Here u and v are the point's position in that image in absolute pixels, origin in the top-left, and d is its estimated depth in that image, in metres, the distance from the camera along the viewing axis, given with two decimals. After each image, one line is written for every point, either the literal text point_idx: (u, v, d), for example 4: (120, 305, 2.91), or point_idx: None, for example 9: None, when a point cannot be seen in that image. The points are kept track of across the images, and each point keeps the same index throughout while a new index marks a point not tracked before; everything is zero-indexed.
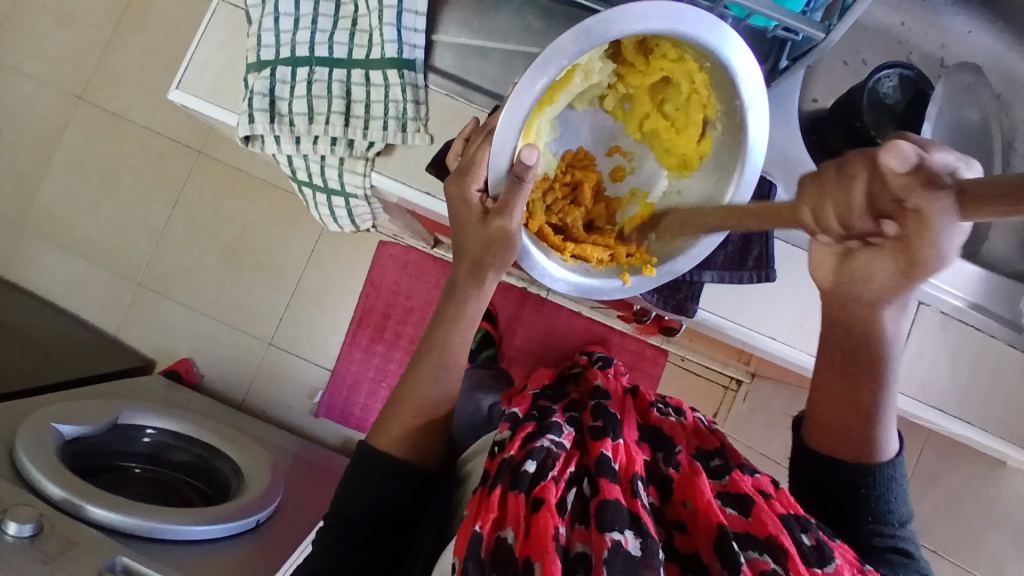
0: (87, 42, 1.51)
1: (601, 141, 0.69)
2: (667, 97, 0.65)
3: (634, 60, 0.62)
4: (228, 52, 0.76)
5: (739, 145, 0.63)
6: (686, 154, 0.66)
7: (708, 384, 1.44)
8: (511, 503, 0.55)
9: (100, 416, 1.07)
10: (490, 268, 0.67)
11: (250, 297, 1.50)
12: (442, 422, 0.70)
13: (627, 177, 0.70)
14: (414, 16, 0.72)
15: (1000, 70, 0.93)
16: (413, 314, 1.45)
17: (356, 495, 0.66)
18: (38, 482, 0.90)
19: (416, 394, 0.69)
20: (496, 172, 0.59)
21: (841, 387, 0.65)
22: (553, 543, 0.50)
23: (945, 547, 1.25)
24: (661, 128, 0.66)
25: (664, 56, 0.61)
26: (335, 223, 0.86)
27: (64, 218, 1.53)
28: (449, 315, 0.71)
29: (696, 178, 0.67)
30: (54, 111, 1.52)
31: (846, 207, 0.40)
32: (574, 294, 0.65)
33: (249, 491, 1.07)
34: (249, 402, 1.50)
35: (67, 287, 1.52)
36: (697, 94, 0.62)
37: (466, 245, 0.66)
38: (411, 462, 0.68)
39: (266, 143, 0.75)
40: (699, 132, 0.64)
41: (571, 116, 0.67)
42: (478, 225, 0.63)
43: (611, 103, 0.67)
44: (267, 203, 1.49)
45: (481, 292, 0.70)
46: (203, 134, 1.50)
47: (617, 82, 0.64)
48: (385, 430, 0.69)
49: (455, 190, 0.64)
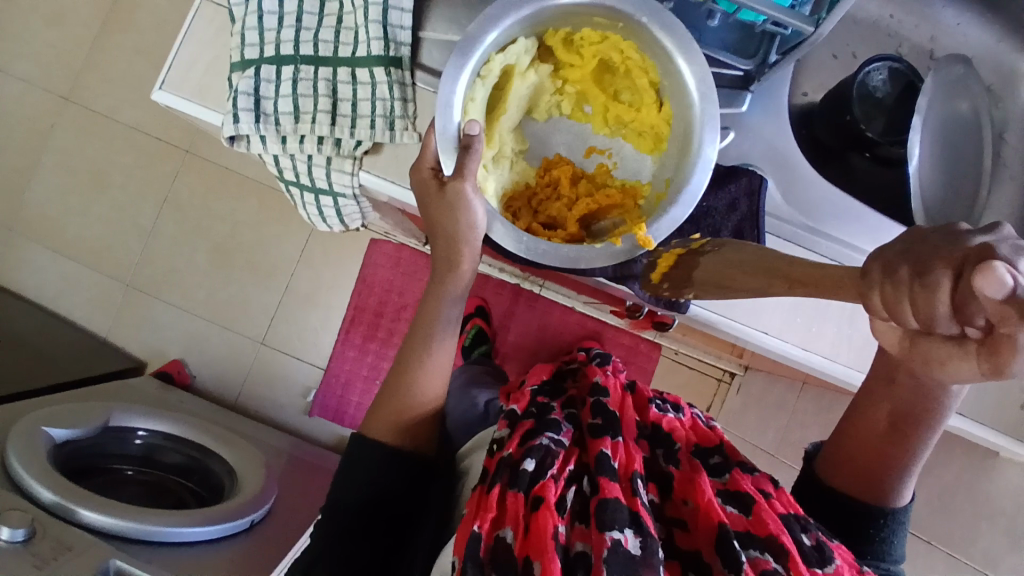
0: (72, 41, 1.49)
1: (575, 146, 0.70)
2: (619, 87, 0.68)
3: (566, 57, 0.66)
4: (211, 51, 0.75)
5: (684, 90, 0.62)
6: (653, 125, 0.66)
7: (702, 378, 1.45)
8: (511, 501, 0.55)
9: (91, 419, 1.06)
10: (463, 238, 0.66)
11: (242, 297, 1.49)
12: (430, 411, 0.71)
13: (612, 173, 0.69)
14: (401, 12, 0.71)
15: (992, 63, 0.90)
16: (406, 312, 1.45)
17: (352, 485, 0.67)
18: (29, 486, 0.89)
19: (403, 383, 0.71)
20: (446, 144, 0.61)
21: (886, 429, 0.66)
22: (552, 543, 0.50)
23: (939, 538, 1.25)
24: (624, 114, 0.68)
25: (586, 40, 0.64)
26: (324, 223, 0.84)
27: (52, 219, 1.51)
28: (428, 301, 0.73)
29: (670, 152, 0.65)
30: (39, 111, 1.50)
31: (926, 312, 0.36)
32: (562, 265, 0.63)
33: (243, 492, 1.06)
34: (242, 402, 1.49)
35: (56, 290, 1.51)
36: (630, 60, 0.64)
37: (438, 224, 0.66)
38: (403, 448, 0.68)
39: (252, 143, 0.73)
40: (653, 98, 0.65)
41: (536, 126, 0.70)
42: (439, 194, 0.64)
43: (568, 107, 0.69)
44: (258, 202, 1.48)
45: (459, 275, 0.71)
46: (191, 133, 1.49)
47: (564, 84, 0.68)
48: (375, 419, 0.70)
49: (417, 177, 0.66)
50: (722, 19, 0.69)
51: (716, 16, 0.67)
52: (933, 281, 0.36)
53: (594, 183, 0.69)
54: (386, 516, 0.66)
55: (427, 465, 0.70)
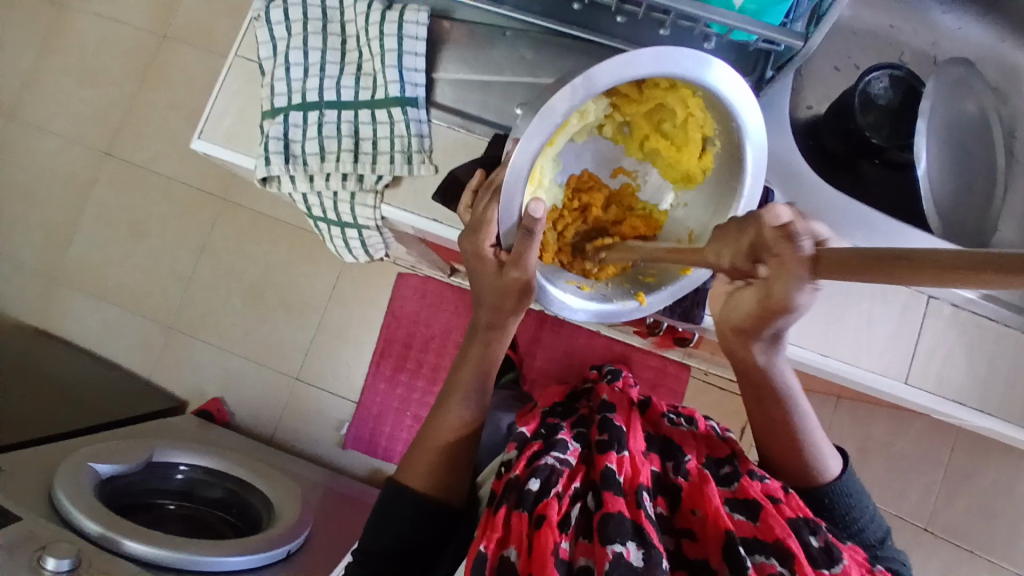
0: (113, 100, 1.60)
1: (604, 165, 0.69)
2: (664, 118, 0.64)
3: (627, 92, 0.62)
4: (243, 101, 0.81)
5: (739, 162, 0.62)
6: (689, 170, 0.66)
7: (733, 397, 1.43)
8: (515, 521, 0.58)
9: (134, 455, 1.11)
10: (511, 312, 0.70)
11: (277, 335, 1.54)
12: (467, 459, 0.71)
13: (636, 195, 0.70)
14: (415, 56, 0.76)
15: (996, 63, 0.93)
16: (433, 342, 1.48)
17: (383, 531, 0.67)
18: (76, 519, 0.94)
19: (442, 428, 0.71)
20: (506, 226, 0.61)
21: (761, 407, 0.68)
22: (551, 560, 0.53)
23: (983, 548, 1.23)
24: (662, 148, 0.66)
25: (656, 85, 0.61)
26: (350, 254, 0.89)
27: (96, 267, 1.60)
28: (472, 355, 0.74)
29: (700, 190, 0.67)
30: (85, 167, 1.61)
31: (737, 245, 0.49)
32: (595, 322, 0.67)
33: (279, 523, 1.09)
34: (279, 437, 1.53)
35: (100, 333, 1.59)
36: (693, 117, 0.62)
37: (482, 291, 0.69)
38: (436, 498, 0.68)
39: (282, 183, 0.79)
40: (699, 149, 0.64)
41: (573, 147, 0.66)
42: (496, 274, 0.66)
43: (609, 129, 0.67)
44: (288, 242, 1.54)
45: (503, 332, 0.73)
46: (226, 181, 1.57)
47: (614, 111, 0.64)
48: (411, 467, 0.69)
49: (467, 244, 0.65)
50: (716, 44, 0.71)
51: (710, 39, 0.70)
52: (746, 226, 0.49)
53: (621, 206, 0.70)
54: (416, 560, 0.68)
55: (458, 511, 0.70)
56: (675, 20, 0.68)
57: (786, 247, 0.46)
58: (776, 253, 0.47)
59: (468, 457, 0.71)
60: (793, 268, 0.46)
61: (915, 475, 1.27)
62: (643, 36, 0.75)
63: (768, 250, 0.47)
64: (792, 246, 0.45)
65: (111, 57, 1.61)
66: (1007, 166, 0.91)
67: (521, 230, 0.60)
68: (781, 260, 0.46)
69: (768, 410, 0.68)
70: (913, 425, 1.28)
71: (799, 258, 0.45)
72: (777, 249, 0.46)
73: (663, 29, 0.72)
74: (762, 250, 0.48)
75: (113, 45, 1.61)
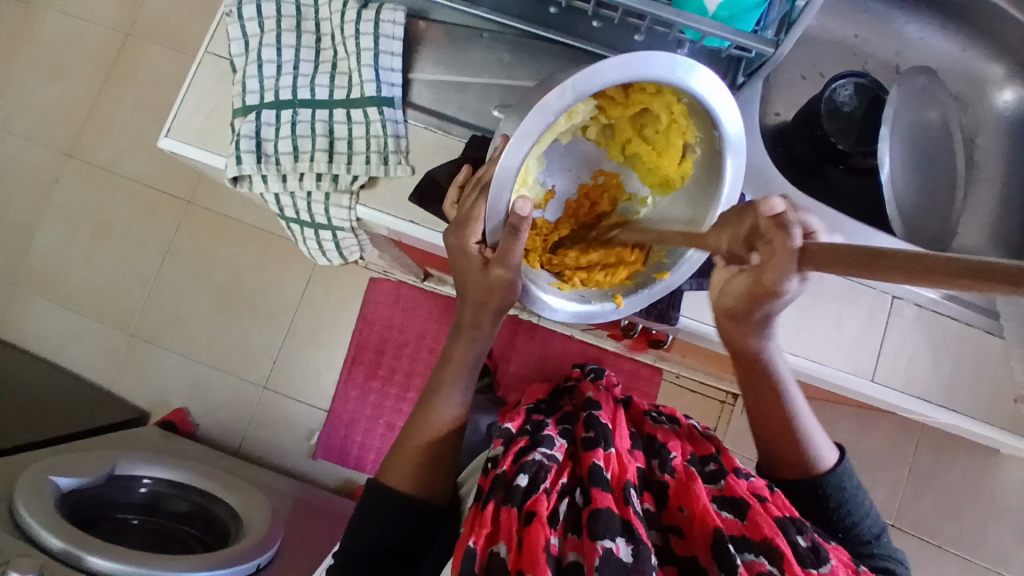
0: (73, 99, 1.55)
1: (586, 167, 0.69)
2: (646, 122, 0.65)
3: (615, 96, 0.61)
4: (215, 97, 0.79)
5: (718, 171, 0.63)
6: (668, 175, 0.66)
7: (706, 400, 1.44)
8: (504, 517, 0.57)
9: (96, 466, 1.07)
10: (492, 311, 0.69)
11: (245, 341, 1.50)
12: (449, 460, 0.70)
13: (622, 186, 0.70)
14: (391, 56, 0.76)
15: (956, 72, 0.96)
16: (407, 348, 1.47)
17: (364, 532, 0.66)
18: (37, 533, 0.89)
19: (424, 431, 0.69)
20: (492, 223, 0.61)
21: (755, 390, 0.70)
22: (542, 556, 0.52)
23: (947, 542, 1.28)
24: (643, 153, 0.66)
25: (642, 90, 0.60)
26: (324, 256, 0.88)
27: (54, 272, 1.54)
28: (452, 356, 0.72)
29: (677, 197, 0.67)
30: (42, 167, 1.55)
31: (734, 232, 0.50)
32: (573, 322, 0.67)
33: (248, 536, 1.05)
34: (246, 447, 1.48)
35: (59, 341, 1.53)
36: (677, 123, 0.62)
37: (466, 288, 0.68)
38: (418, 498, 0.67)
39: (254, 182, 0.77)
40: (680, 154, 0.64)
41: (557, 148, 0.66)
42: (480, 272, 0.65)
43: (593, 131, 0.66)
44: (257, 247, 1.51)
45: (485, 333, 0.72)
46: (193, 184, 1.53)
47: (599, 114, 0.64)
48: (393, 467, 0.68)
49: (452, 241, 0.65)
50: (690, 49, 0.73)
51: (684, 44, 0.72)
52: (743, 212, 0.50)
53: (607, 196, 0.70)
54: (396, 562, 0.67)
55: (440, 512, 0.69)
56: (650, 25, 0.70)
57: (777, 235, 0.46)
58: (767, 240, 0.47)
59: (451, 458, 0.70)
60: (780, 258, 0.46)
61: (883, 473, 1.31)
62: (619, 40, 0.76)
63: (762, 237, 0.48)
64: (783, 234, 0.46)
65: (71, 55, 1.56)
66: (966, 170, 0.96)
67: (506, 228, 0.59)
68: (770, 247, 0.47)
69: (767, 401, 0.69)
70: (878, 425, 1.32)
71: (786, 252, 0.46)
72: (770, 237, 0.47)
73: (638, 35, 0.74)
74: (757, 238, 0.49)
75: (74, 44, 1.56)
